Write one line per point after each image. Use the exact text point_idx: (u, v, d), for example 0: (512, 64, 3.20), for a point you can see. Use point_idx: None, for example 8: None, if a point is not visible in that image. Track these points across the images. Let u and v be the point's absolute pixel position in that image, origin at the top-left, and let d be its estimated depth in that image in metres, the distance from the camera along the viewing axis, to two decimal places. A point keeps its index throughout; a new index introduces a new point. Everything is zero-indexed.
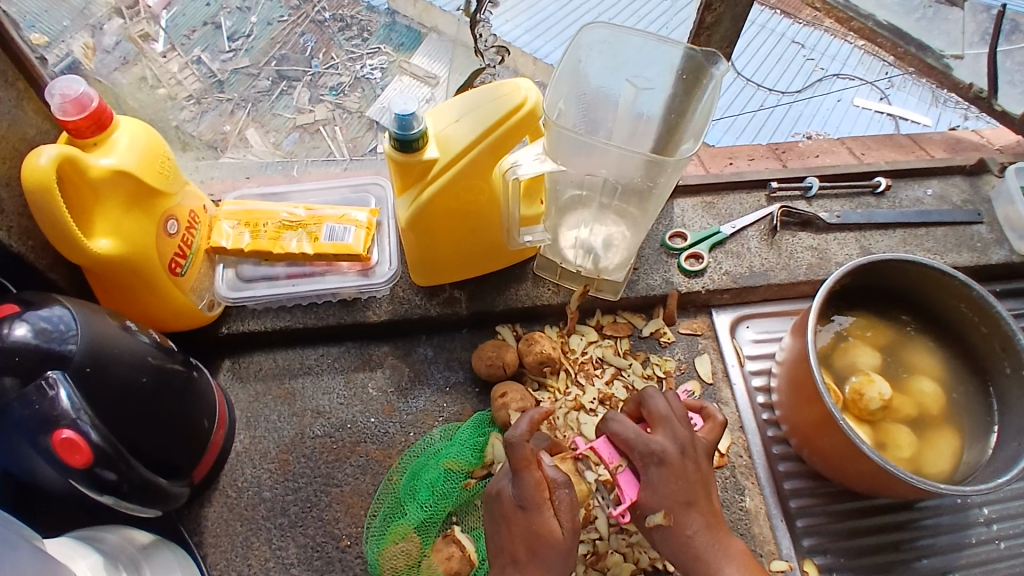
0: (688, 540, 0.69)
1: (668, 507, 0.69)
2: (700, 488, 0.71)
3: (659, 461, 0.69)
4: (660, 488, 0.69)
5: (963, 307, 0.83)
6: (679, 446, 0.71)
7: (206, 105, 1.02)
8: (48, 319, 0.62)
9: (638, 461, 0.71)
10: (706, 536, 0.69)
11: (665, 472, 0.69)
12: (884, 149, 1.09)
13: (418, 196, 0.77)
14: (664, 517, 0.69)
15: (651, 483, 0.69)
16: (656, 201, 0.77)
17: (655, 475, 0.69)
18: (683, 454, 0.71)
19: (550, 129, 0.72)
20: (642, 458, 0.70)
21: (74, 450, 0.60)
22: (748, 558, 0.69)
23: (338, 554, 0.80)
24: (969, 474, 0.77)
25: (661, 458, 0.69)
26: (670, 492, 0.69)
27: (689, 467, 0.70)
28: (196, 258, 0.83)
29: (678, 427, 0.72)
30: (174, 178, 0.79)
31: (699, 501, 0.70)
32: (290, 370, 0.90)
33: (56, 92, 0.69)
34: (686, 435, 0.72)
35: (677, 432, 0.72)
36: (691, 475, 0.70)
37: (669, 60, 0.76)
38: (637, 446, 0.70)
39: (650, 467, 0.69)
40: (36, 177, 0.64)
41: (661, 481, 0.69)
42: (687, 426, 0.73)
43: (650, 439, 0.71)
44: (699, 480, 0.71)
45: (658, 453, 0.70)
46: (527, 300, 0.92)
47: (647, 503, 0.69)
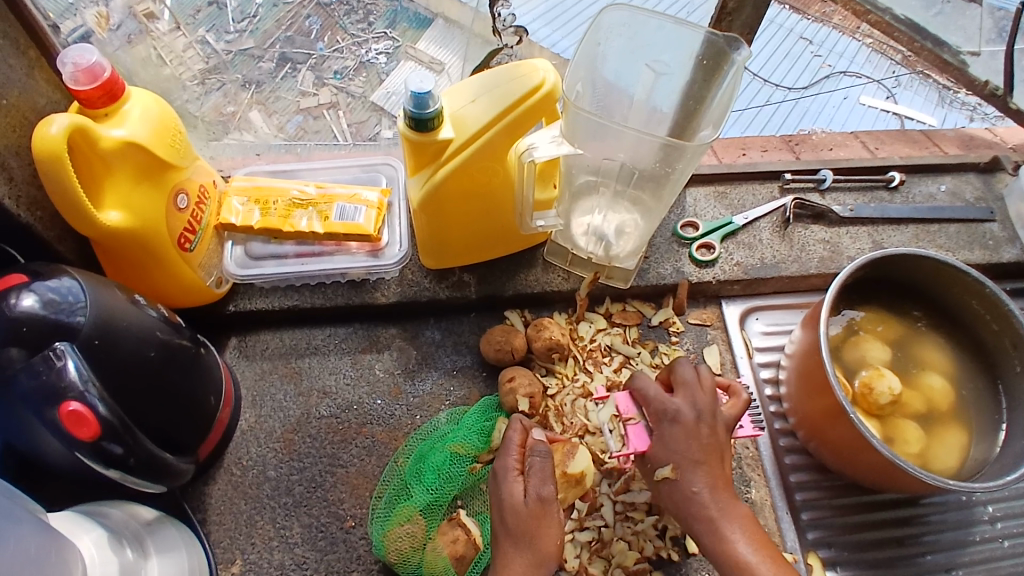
0: (693, 498, 0.70)
1: (676, 462, 0.70)
2: (714, 452, 0.71)
3: (672, 417, 0.71)
4: (671, 445, 0.71)
5: (975, 304, 0.82)
6: (696, 411, 0.72)
7: (209, 85, 1.02)
8: (56, 290, 0.62)
9: (652, 416, 0.73)
10: (711, 496, 0.70)
11: (677, 430, 0.71)
12: (897, 144, 1.07)
13: (431, 176, 0.76)
14: (671, 472, 0.71)
15: (663, 439, 0.71)
16: (671, 188, 0.76)
17: (667, 432, 0.71)
18: (700, 418, 0.71)
19: (568, 111, 0.71)
20: (655, 414, 0.73)
21: (82, 423, 0.60)
22: (757, 528, 0.69)
23: (342, 535, 0.79)
24: (976, 471, 0.77)
25: (674, 415, 0.71)
26: (682, 450, 0.70)
27: (703, 430, 0.71)
28: (205, 235, 0.83)
29: (699, 393, 0.73)
30: (185, 152, 0.78)
31: (711, 463, 0.70)
32: (296, 350, 0.89)
33: (68, 61, 0.68)
34: (707, 402, 0.73)
35: (697, 398, 0.73)
36: (705, 437, 0.71)
37: (689, 45, 0.75)
38: (653, 403, 0.73)
39: (664, 422, 0.72)
40: (47, 146, 0.63)
41: (671, 437, 0.71)
42: (711, 396, 0.73)
43: (667, 400, 0.73)
44: (711, 447, 0.71)
45: (672, 411, 0.72)
46: (537, 286, 0.92)
47: (658, 458, 0.72)
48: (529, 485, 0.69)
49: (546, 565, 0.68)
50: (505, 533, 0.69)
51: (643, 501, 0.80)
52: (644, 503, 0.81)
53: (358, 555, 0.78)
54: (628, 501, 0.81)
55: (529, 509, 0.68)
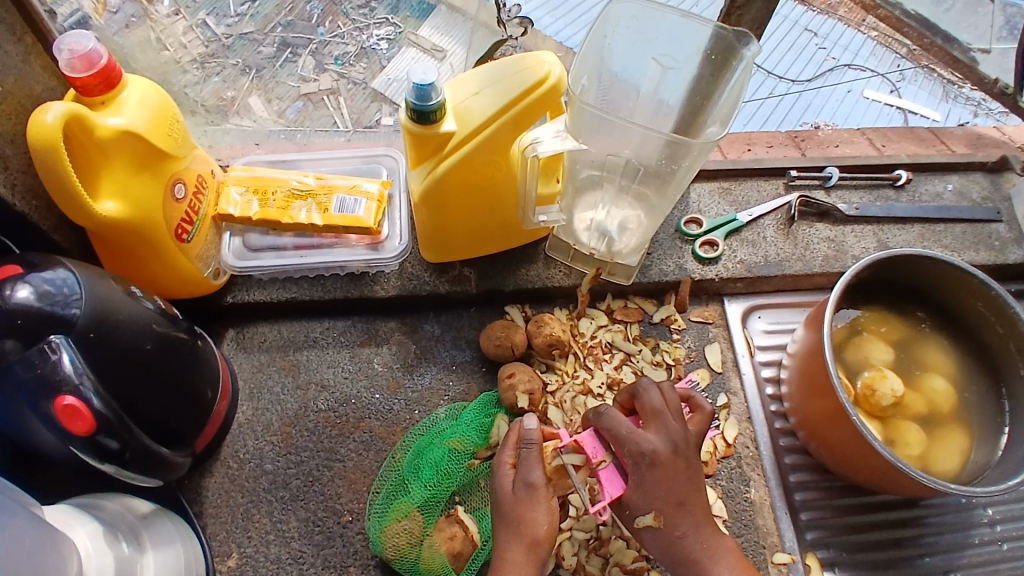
0: (677, 541, 0.68)
1: (659, 509, 0.67)
2: (692, 489, 0.69)
3: (650, 462, 0.67)
4: (654, 491, 0.67)
5: (980, 306, 0.81)
6: (672, 446, 0.69)
7: (209, 70, 1.00)
8: (51, 281, 0.61)
9: (626, 460, 0.68)
10: (696, 537, 0.68)
11: (657, 473, 0.67)
12: (904, 141, 1.06)
13: (433, 169, 0.75)
14: (654, 519, 0.68)
15: (642, 483, 0.67)
16: (676, 186, 0.75)
17: (647, 476, 0.67)
18: (676, 452, 0.68)
19: (573, 105, 0.70)
20: (631, 458, 0.67)
21: (77, 417, 0.59)
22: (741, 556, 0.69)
23: (339, 529, 0.79)
24: (975, 475, 0.77)
25: (653, 459, 0.67)
26: (662, 494, 0.67)
27: (679, 467, 0.68)
28: (203, 225, 0.82)
29: (670, 425, 0.69)
30: (183, 141, 0.77)
31: (690, 502, 0.68)
32: (295, 343, 0.89)
33: (64, 47, 0.66)
34: (679, 431, 0.70)
35: (670, 428, 0.69)
36: (682, 474, 0.68)
37: (698, 40, 0.74)
38: (628, 445, 0.67)
39: (642, 468, 0.67)
40: (43, 135, 0.61)
41: (654, 484, 0.67)
42: (681, 425, 0.70)
43: (643, 440, 0.68)
44: (691, 489, 0.69)
45: (650, 453, 0.67)
46: (538, 280, 0.91)
47: (637, 504, 0.68)
48: (517, 471, 0.68)
49: (540, 550, 0.66)
50: (504, 524, 0.67)
51: None
52: None
53: (355, 550, 0.78)
54: None
55: (516, 495, 0.67)
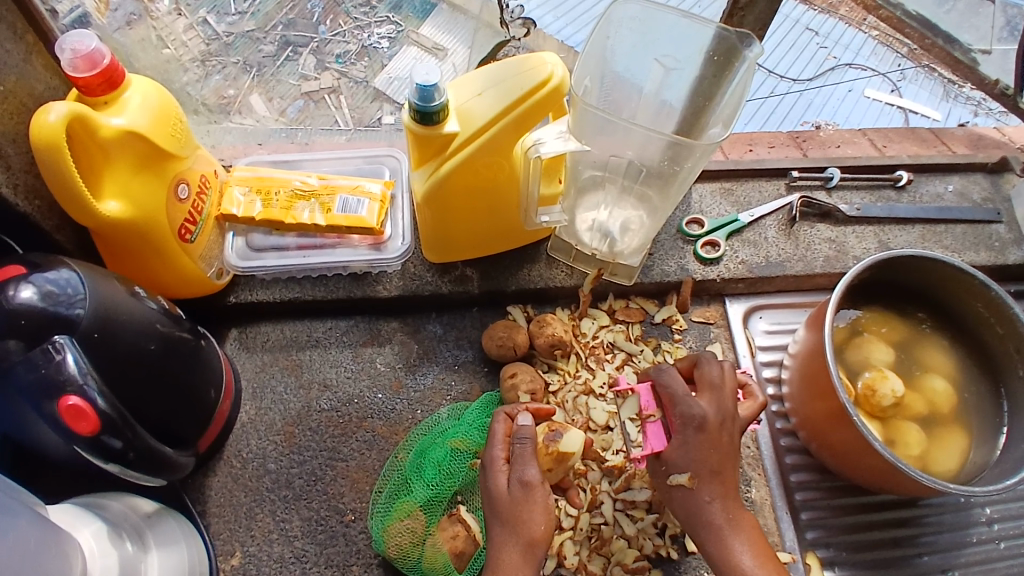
0: (704, 507, 0.69)
1: (695, 471, 0.68)
2: (730, 460, 0.70)
3: (698, 425, 0.69)
4: (693, 454, 0.69)
5: (980, 307, 0.82)
6: (720, 415, 0.70)
7: (210, 68, 1.00)
8: (55, 282, 0.61)
9: (675, 419, 0.70)
10: (722, 507, 0.69)
11: (702, 437, 0.69)
12: (905, 141, 1.06)
13: (435, 170, 0.75)
14: (688, 480, 0.69)
15: (685, 443, 0.69)
16: (678, 187, 0.75)
17: (692, 438, 0.69)
18: (722, 423, 0.70)
19: (576, 107, 0.70)
20: (680, 418, 0.69)
21: (81, 417, 0.59)
22: (759, 535, 0.69)
23: (341, 529, 0.79)
24: (975, 475, 0.77)
25: (700, 422, 0.69)
26: (701, 458, 0.68)
27: (725, 437, 0.69)
28: (205, 225, 0.82)
29: (723, 396, 0.71)
30: (186, 141, 0.77)
31: (724, 473, 0.69)
32: (297, 342, 0.89)
33: (67, 47, 0.66)
34: (729, 407, 0.71)
35: (722, 402, 0.71)
36: (725, 445, 0.69)
37: (700, 41, 0.74)
38: (679, 405, 0.70)
39: (688, 428, 0.69)
40: (44, 135, 0.61)
41: (697, 446, 0.68)
42: (732, 401, 0.72)
43: (694, 403, 0.70)
44: (729, 456, 0.70)
45: (700, 416, 0.69)
46: (540, 281, 0.91)
47: (675, 463, 0.69)
48: (512, 470, 0.68)
49: (537, 550, 0.66)
50: (501, 527, 0.67)
51: (643, 499, 0.80)
52: (644, 501, 0.80)
53: (358, 549, 0.78)
54: (629, 499, 0.80)
55: (512, 494, 0.67)
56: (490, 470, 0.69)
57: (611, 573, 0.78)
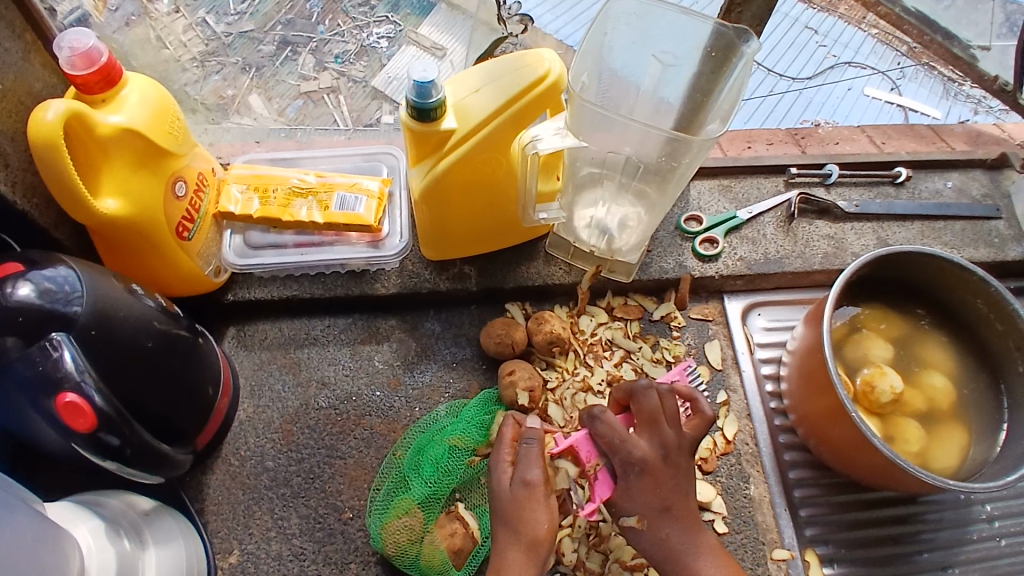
0: (663, 543, 0.68)
1: (643, 513, 0.68)
2: (679, 493, 0.69)
3: (638, 469, 0.68)
4: (638, 497, 0.68)
5: (980, 304, 0.82)
6: (662, 452, 0.69)
7: (209, 68, 1.00)
8: (52, 279, 0.61)
9: (616, 464, 0.69)
10: (683, 539, 0.69)
11: (644, 480, 0.68)
12: (904, 138, 1.06)
13: (433, 167, 0.75)
14: (637, 522, 0.68)
15: (629, 489, 0.68)
16: (676, 183, 0.75)
17: (634, 482, 0.68)
18: (666, 459, 0.69)
19: (573, 103, 0.70)
20: (621, 463, 0.68)
21: (79, 413, 0.59)
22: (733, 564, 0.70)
23: (339, 526, 0.79)
24: (974, 471, 0.77)
25: (641, 467, 0.68)
26: (647, 501, 0.68)
27: (669, 475, 0.69)
28: (204, 223, 0.82)
29: (664, 431, 0.70)
30: (184, 139, 0.77)
31: (677, 509, 0.69)
32: (295, 340, 0.89)
33: (65, 45, 0.67)
34: (671, 437, 0.70)
35: (663, 434, 0.70)
36: (672, 480, 0.69)
37: (698, 37, 0.74)
38: (619, 452, 0.68)
39: (630, 474, 0.68)
40: (43, 133, 0.61)
41: (640, 491, 0.68)
42: (674, 430, 0.71)
43: (632, 446, 0.68)
44: (680, 491, 0.69)
45: (641, 459, 0.68)
46: (538, 278, 0.91)
47: (623, 507, 0.69)
48: (516, 469, 0.69)
49: (540, 549, 0.66)
50: (509, 532, 0.67)
51: None
52: None
53: (356, 546, 0.78)
54: None
55: (515, 493, 0.68)
56: (496, 470, 0.70)
57: (609, 570, 0.78)
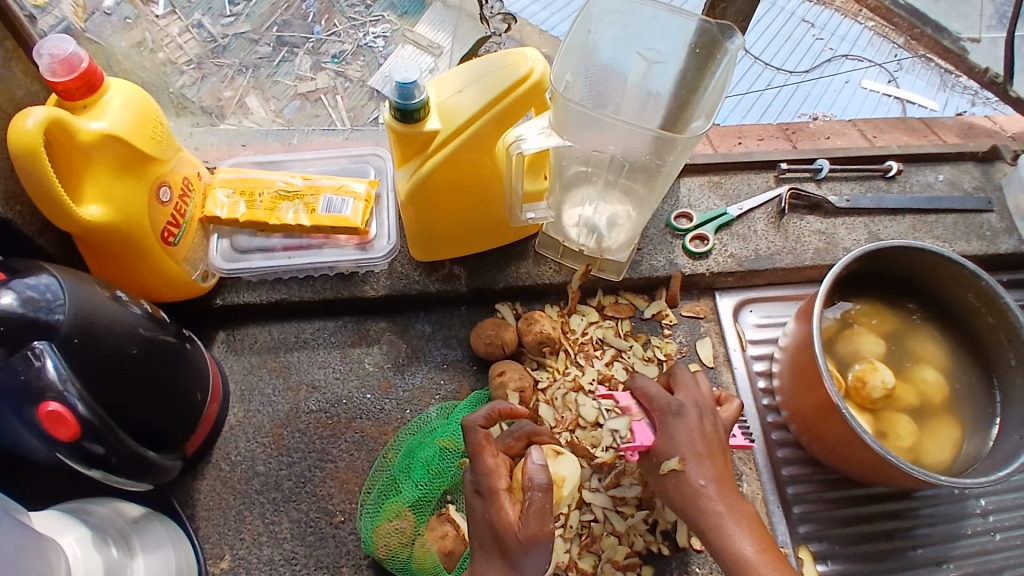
0: (699, 491, 0.68)
1: (683, 454, 0.69)
2: (719, 449, 0.71)
3: (676, 412, 0.71)
4: (678, 436, 0.70)
5: (971, 297, 0.81)
6: (701, 410, 0.71)
7: (208, 69, 1.00)
8: (34, 288, 0.61)
9: (656, 413, 0.72)
10: (717, 491, 0.68)
11: (682, 422, 0.70)
12: (896, 132, 1.05)
13: (418, 168, 0.74)
14: (678, 464, 0.69)
15: (669, 433, 0.70)
16: (663, 180, 0.75)
17: (673, 424, 0.70)
18: (703, 416, 0.71)
19: (556, 102, 0.70)
20: (660, 410, 0.72)
21: (61, 422, 0.59)
22: (760, 525, 0.68)
23: (331, 530, 0.79)
24: (967, 466, 0.77)
25: (678, 410, 0.71)
26: (688, 442, 0.69)
27: (709, 426, 0.71)
28: (190, 228, 0.81)
29: (698, 393, 0.72)
30: (168, 144, 0.77)
31: (714, 456, 0.70)
32: (285, 344, 0.89)
33: (44, 52, 0.66)
34: (707, 402, 0.72)
35: (699, 395, 0.72)
36: (710, 434, 0.70)
37: (682, 34, 0.73)
38: (657, 399, 0.72)
39: (668, 416, 0.71)
40: (23, 140, 0.61)
41: (681, 429, 0.70)
42: (709, 398, 0.73)
43: (670, 396, 0.72)
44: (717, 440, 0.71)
45: (677, 406, 0.71)
46: (528, 279, 0.90)
47: (663, 450, 0.70)
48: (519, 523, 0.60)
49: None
50: (502, 573, 0.62)
51: (633, 495, 0.80)
52: (634, 497, 0.80)
53: (348, 550, 0.78)
54: (619, 495, 0.80)
55: (516, 543, 0.60)
56: (493, 499, 0.62)
57: (602, 570, 0.78)
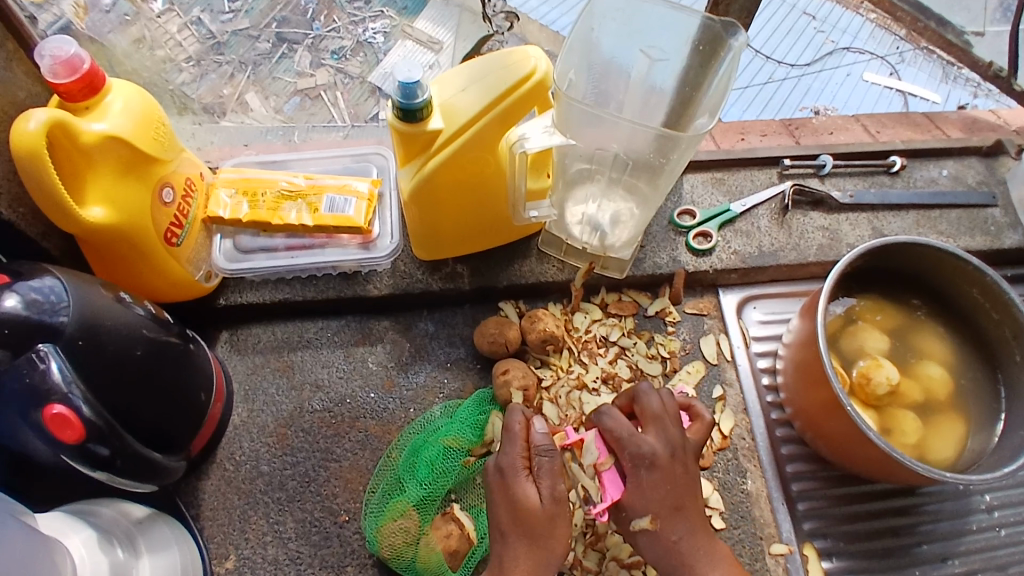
0: (673, 545, 0.69)
1: (655, 512, 0.68)
2: (688, 492, 0.70)
3: (651, 463, 0.68)
4: (648, 491, 0.68)
5: (975, 293, 0.81)
6: (670, 449, 0.69)
7: (205, 67, 1.00)
8: (39, 290, 0.61)
9: (626, 463, 0.69)
10: (690, 542, 0.69)
11: (655, 477, 0.68)
12: (899, 126, 1.05)
13: (421, 167, 0.74)
14: (650, 522, 0.68)
15: (640, 486, 0.68)
16: (667, 178, 0.74)
17: (645, 479, 0.68)
18: (674, 457, 0.69)
19: (561, 100, 0.69)
20: (631, 461, 0.68)
21: (66, 425, 0.59)
22: (734, 565, 0.70)
23: (336, 529, 0.79)
24: (972, 463, 0.77)
25: (652, 461, 0.68)
26: (657, 498, 0.68)
27: (678, 472, 0.69)
28: (192, 228, 0.81)
29: (670, 428, 0.70)
30: (170, 144, 0.77)
31: (685, 506, 0.69)
32: (289, 343, 0.89)
33: (47, 54, 0.66)
34: (676, 437, 0.71)
35: (669, 433, 0.70)
36: (679, 478, 0.69)
37: (686, 30, 0.73)
38: (629, 447, 0.68)
39: (641, 470, 0.68)
40: (24, 142, 0.61)
41: (650, 484, 0.68)
42: (677, 430, 0.71)
43: (642, 442, 0.69)
44: (685, 488, 0.70)
45: (649, 455, 0.68)
46: (531, 276, 0.90)
47: (633, 507, 0.68)
48: (543, 484, 0.67)
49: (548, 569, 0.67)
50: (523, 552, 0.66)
51: None
52: None
53: (353, 549, 0.78)
54: None
55: (545, 509, 0.67)
56: (516, 478, 0.68)
57: (606, 568, 0.78)
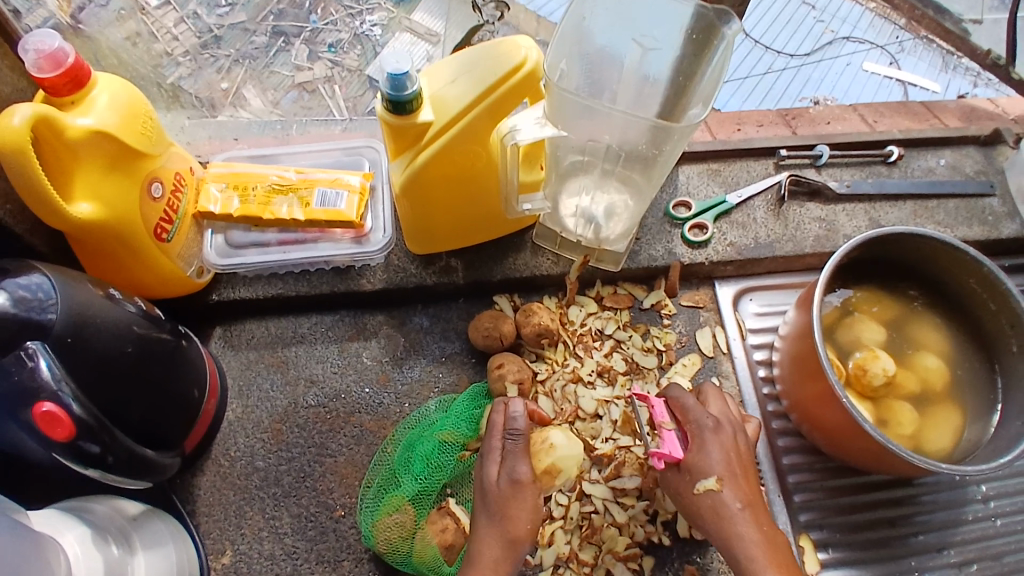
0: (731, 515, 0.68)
1: (720, 473, 0.69)
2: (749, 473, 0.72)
3: (713, 427, 0.72)
4: (715, 454, 0.70)
5: (972, 283, 0.81)
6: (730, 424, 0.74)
7: (203, 61, 0.99)
8: (26, 287, 0.60)
9: (691, 427, 0.72)
10: (750, 514, 0.68)
11: (719, 438, 0.71)
12: (896, 115, 1.04)
13: (412, 160, 0.74)
14: (715, 484, 0.69)
15: (704, 448, 0.71)
16: (661, 169, 0.74)
17: (710, 438, 0.71)
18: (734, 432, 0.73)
19: (552, 92, 0.69)
20: (696, 424, 0.72)
21: (55, 423, 0.59)
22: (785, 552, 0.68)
23: (331, 524, 0.79)
24: (969, 454, 0.76)
25: (715, 424, 0.72)
26: (723, 460, 0.70)
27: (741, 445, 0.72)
28: (183, 224, 0.81)
29: (727, 407, 0.76)
30: (158, 139, 0.76)
31: (746, 476, 0.71)
32: (282, 339, 0.88)
33: (30, 47, 0.66)
34: (734, 418, 0.75)
35: (725, 410, 0.75)
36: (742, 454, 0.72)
37: (678, 19, 0.72)
38: (694, 412, 0.72)
39: (705, 430, 0.71)
40: (8, 138, 0.60)
41: (718, 447, 0.70)
42: (737, 417, 0.76)
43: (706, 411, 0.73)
44: (747, 467, 0.71)
45: (715, 421, 0.72)
46: (526, 270, 0.90)
47: (699, 469, 0.70)
48: (505, 466, 0.69)
49: (520, 547, 0.67)
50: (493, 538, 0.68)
51: (633, 486, 0.80)
52: (635, 488, 0.80)
53: (349, 544, 0.78)
54: (619, 487, 0.80)
55: (502, 489, 0.68)
56: (483, 460, 0.70)
57: (603, 562, 0.77)
